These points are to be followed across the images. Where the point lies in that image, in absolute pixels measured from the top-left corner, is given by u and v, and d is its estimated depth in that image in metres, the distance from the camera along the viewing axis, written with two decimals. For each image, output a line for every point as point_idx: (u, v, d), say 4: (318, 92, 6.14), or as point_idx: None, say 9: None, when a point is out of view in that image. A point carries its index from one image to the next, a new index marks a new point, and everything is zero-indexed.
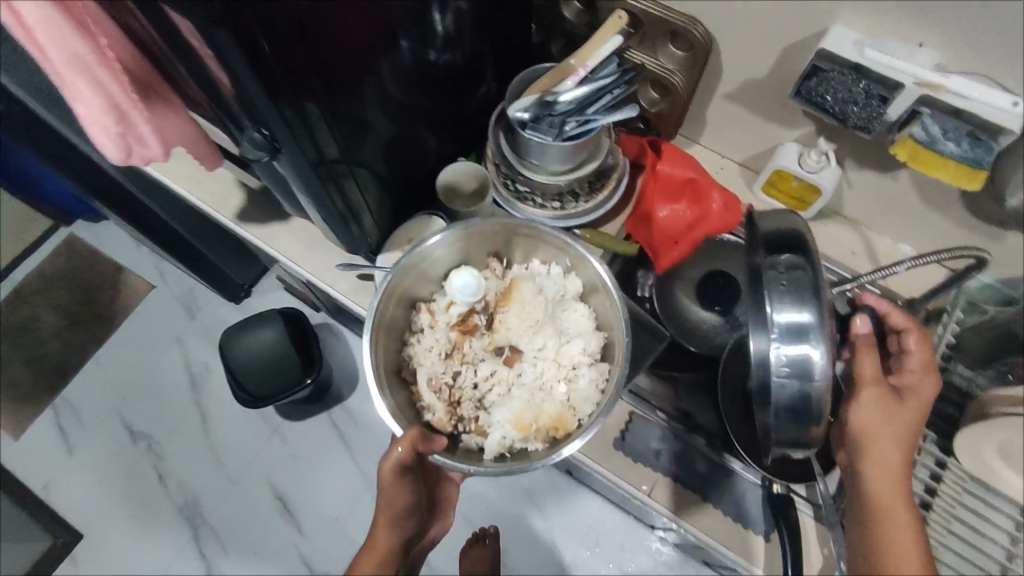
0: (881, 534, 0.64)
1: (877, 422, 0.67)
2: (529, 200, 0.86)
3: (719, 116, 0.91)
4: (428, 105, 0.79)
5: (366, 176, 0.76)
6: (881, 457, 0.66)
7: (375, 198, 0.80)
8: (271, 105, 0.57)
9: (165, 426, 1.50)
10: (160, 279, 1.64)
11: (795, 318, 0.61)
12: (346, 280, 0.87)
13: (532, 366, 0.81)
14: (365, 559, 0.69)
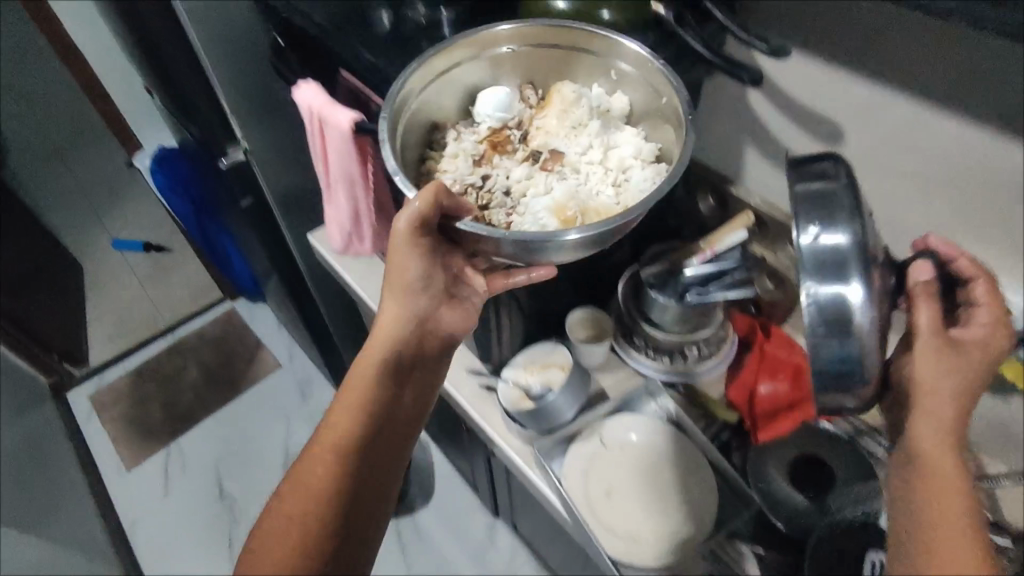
0: (925, 481, 0.49)
1: (929, 369, 0.51)
2: (642, 351, 0.96)
3: None
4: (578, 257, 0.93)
5: (519, 303, 0.90)
6: (920, 376, 0.52)
7: (515, 323, 0.93)
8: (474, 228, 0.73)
9: (251, 494, 1.61)
10: (288, 360, 1.86)
11: (829, 246, 0.54)
12: (469, 386, 0.98)
13: (579, 170, 0.75)
14: (375, 347, 0.68)
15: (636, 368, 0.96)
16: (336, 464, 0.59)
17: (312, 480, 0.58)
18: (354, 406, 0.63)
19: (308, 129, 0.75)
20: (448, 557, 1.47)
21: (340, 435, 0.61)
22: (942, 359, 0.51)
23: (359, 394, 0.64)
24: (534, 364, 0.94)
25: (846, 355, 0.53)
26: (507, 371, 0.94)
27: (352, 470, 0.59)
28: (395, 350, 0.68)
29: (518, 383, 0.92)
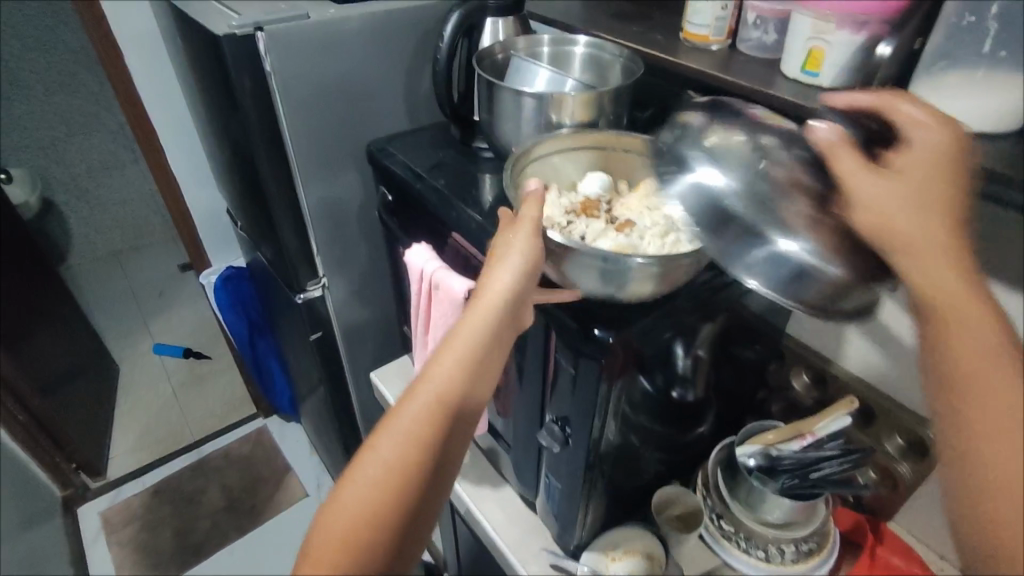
0: (955, 400, 0.38)
1: (890, 199, 0.41)
2: (733, 540, 0.86)
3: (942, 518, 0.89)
4: (667, 431, 0.87)
5: (608, 480, 0.82)
6: (925, 273, 0.40)
7: (600, 500, 0.84)
8: (589, 402, 0.68)
9: None
10: (316, 489, 1.76)
11: (710, 188, 0.49)
12: (538, 563, 0.88)
13: (646, 241, 0.62)
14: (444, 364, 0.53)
15: (725, 559, 0.86)
16: (383, 511, 0.47)
17: (349, 517, 0.46)
18: (408, 431, 0.50)
19: (415, 289, 0.75)
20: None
21: (390, 469, 0.48)
22: (886, 198, 0.41)
23: (418, 421, 0.50)
24: (615, 549, 0.86)
25: (781, 255, 0.46)
26: (586, 555, 0.86)
27: (397, 520, 0.47)
28: (466, 367, 0.53)
29: (598, 570, 0.83)
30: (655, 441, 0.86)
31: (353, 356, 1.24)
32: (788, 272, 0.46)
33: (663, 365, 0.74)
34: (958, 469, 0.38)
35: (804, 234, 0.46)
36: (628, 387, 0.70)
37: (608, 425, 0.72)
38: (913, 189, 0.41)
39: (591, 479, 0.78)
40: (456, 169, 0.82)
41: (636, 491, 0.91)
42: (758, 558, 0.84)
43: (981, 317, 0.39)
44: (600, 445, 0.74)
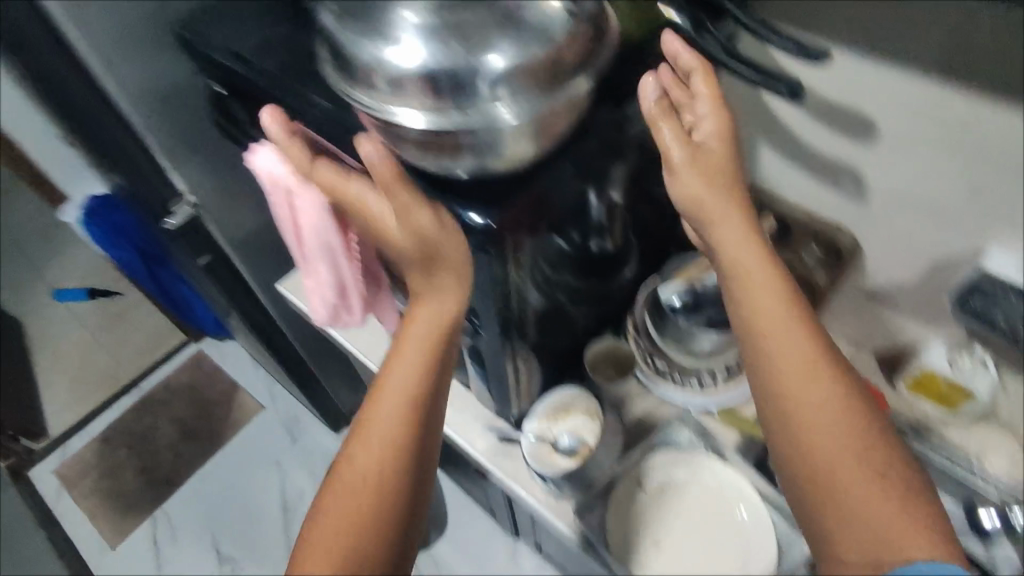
0: (775, 351, 0.53)
1: (697, 186, 0.58)
2: (669, 377, 0.87)
3: (859, 311, 0.97)
4: (591, 285, 0.83)
5: (534, 348, 0.80)
6: (721, 233, 0.58)
7: (530, 369, 0.82)
8: (487, 277, 0.62)
9: (253, 555, 1.52)
10: (270, 400, 1.75)
11: (408, 58, 0.46)
12: (484, 439, 0.89)
13: None
14: (406, 350, 0.56)
15: (662, 396, 0.88)
16: (376, 489, 0.52)
17: (352, 493, 0.52)
18: (388, 420, 0.54)
19: (271, 197, 0.65)
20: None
21: (375, 460, 0.53)
22: (700, 187, 0.58)
23: (392, 410, 0.54)
24: (556, 412, 0.85)
25: (500, 74, 0.46)
26: (530, 425, 0.85)
27: (392, 487, 0.52)
28: (428, 352, 0.56)
29: (542, 437, 0.84)
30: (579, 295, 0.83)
31: (255, 272, 1.14)
32: (518, 86, 0.47)
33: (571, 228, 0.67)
34: (773, 394, 0.53)
35: (460, 51, 0.45)
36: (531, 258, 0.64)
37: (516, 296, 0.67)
38: (732, 195, 0.59)
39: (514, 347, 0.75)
40: (288, 45, 0.68)
41: (570, 352, 0.90)
42: (689, 388, 0.86)
43: (751, 231, 0.57)
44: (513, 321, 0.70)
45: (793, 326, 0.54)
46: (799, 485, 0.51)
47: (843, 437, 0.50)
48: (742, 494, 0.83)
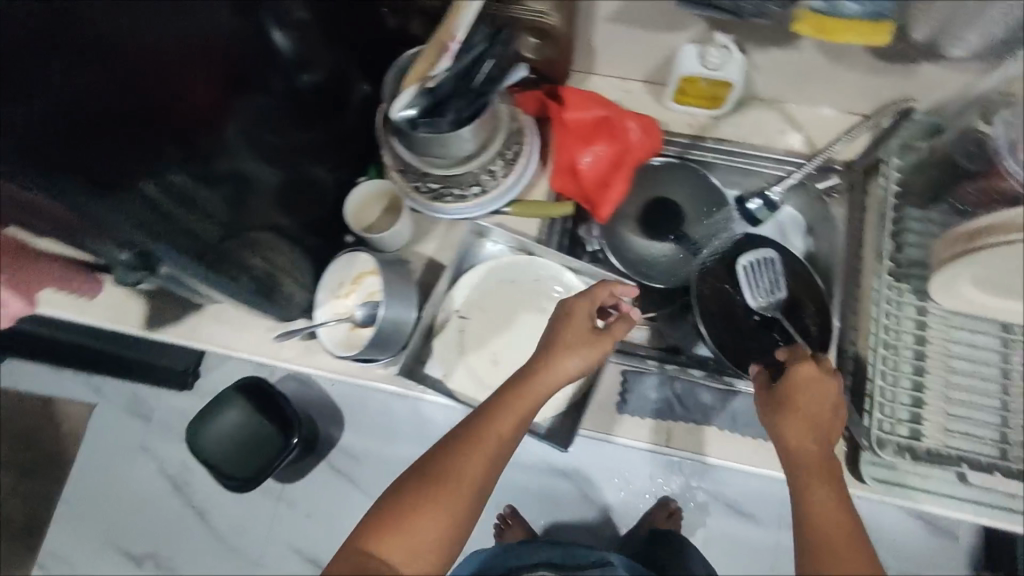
0: (794, 409, 0.64)
1: (807, 395, 0.64)
2: (448, 195, 0.81)
3: (606, 40, 0.82)
4: (304, 135, 0.78)
5: (268, 235, 0.74)
6: (805, 394, 0.64)
7: (282, 252, 0.76)
8: (125, 204, 0.54)
9: (168, 539, 1.44)
10: (96, 393, 1.52)
11: None
12: (288, 346, 0.79)
13: None
14: (499, 412, 0.64)
15: (448, 216, 0.82)
16: (465, 481, 0.62)
17: (433, 522, 0.61)
18: (484, 427, 0.64)
19: None
20: (622, 509, 1.15)
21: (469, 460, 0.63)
22: (818, 376, 0.64)
23: (477, 457, 0.63)
24: (342, 285, 0.76)
25: None
26: (320, 310, 0.76)
27: (459, 521, 0.61)
28: (518, 406, 0.65)
29: (340, 316, 0.76)
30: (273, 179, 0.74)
31: None
32: None
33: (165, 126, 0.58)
34: (795, 462, 0.63)
35: None
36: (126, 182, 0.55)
37: (158, 224, 0.58)
38: (826, 375, 0.64)
39: (233, 265, 0.68)
40: None
41: (326, 218, 0.84)
42: (476, 195, 0.81)
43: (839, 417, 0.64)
44: (203, 238, 0.63)
45: (827, 461, 0.62)
46: (810, 532, 0.59)
47: (834, 508, 0.60)
48: (554, 273, 0.81)
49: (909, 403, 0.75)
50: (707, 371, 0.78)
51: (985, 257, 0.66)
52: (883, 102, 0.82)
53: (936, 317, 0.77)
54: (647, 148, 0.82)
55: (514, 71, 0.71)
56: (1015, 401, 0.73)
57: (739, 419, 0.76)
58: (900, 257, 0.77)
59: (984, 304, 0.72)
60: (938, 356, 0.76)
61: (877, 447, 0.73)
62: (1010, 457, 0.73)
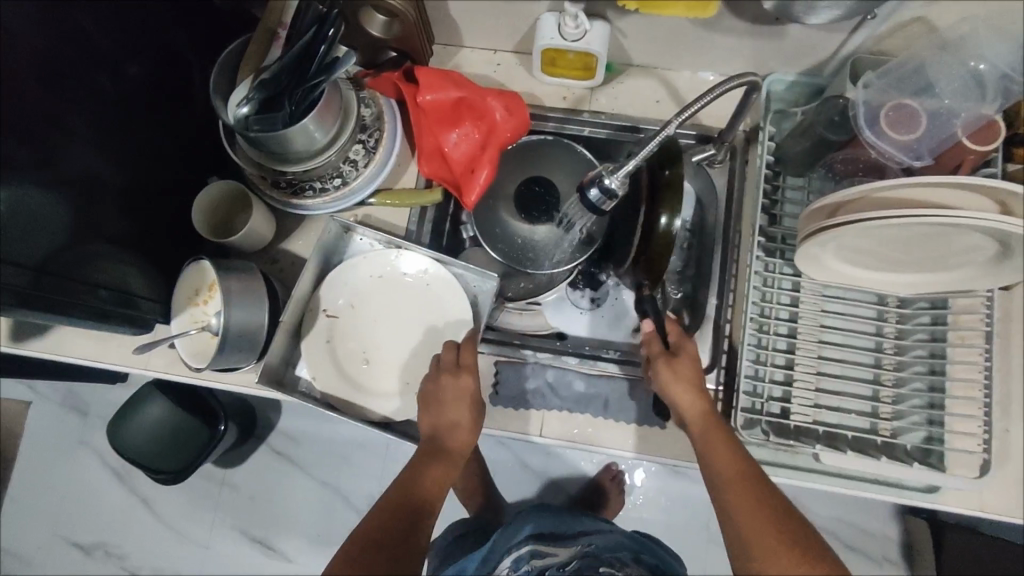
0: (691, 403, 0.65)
1: (691, 373, 0.67)
2: (308, 189, 0.77)
3: (463, 13, 0.77)
4: (148, 129, 0.75)
5: (116, 246, 0.72)
6: (685, 372, 0.67)
7: (131, 261, 0.74)
8: None
9: (116, 528, 1.46)
10: (32, 391, 1.53)
11: None
12: (154, 355, 0.77)
13: None
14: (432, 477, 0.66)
15: (314, 211, 0.79)
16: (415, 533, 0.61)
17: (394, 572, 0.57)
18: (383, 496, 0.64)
19: None
20: (555, 471, 1.35)
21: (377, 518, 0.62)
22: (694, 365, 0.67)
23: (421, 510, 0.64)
24: (199, 292, 0.73)
25: None
26: (177, 319, 0.74)
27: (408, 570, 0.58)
28: (436, 468, 0.67)
29: (198, 325, 0.73)
30: (115, 189, 0.71)
31: None
32: None
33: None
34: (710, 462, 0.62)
35: None
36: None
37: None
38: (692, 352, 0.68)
39: (75, 289, 0.67)
40: None
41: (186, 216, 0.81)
42: (337, 188, 0.77)
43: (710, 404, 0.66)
44: (38, 259, 0.62)
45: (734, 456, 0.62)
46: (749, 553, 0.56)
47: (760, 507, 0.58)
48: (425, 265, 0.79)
49: (781, 380, 0.73)
50: (581, 358, 0.79)
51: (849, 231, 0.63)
52: (758, 66, 0.78)
53: (809, 290, 0.74)
54: (515, 126, 0.78)
55: (343, 61, 0.65)
56: (884, 372, 0.72)
57: (611, 405, 0.76)
58: (773, 230, 0.75)
59: (852, 276, 0.70)
60: (810, 330, 0.73)
61: (746, 429, 0.70)
62: (880, 430, 0.71)
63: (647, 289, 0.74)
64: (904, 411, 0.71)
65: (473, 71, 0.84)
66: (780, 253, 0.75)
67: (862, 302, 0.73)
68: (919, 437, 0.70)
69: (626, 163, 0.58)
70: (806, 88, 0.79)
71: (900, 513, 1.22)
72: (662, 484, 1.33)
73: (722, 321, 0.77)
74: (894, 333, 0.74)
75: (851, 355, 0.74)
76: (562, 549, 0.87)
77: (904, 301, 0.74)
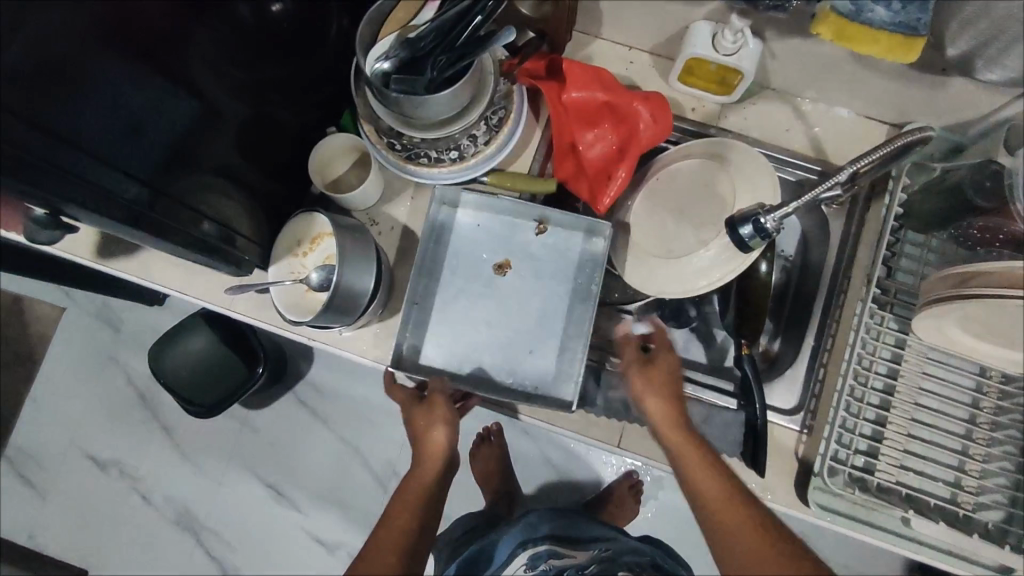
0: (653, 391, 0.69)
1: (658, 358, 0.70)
2: (422, 158, 0.75)
3: (615, 5, 0.75)
4: (278, 71, 0.74)
5: (225, 183, 0.69)
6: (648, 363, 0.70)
7: (240, 203, 0.72)
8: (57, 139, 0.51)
9: (132, 448, 1.46)
10: (69, 297, 1.52)
11: None
12: (241, 298, 0.76)
13: None
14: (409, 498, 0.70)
15: (421, 179, 0.75)
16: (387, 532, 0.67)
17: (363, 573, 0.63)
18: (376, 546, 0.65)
19: None
20: (577, 472, 1.35)
21: (383, 568, 0.63)
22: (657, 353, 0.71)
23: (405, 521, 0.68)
24: (303, 243, 0.73)
25: None
26: (276, 268, 0.73)
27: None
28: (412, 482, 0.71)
29: (296, 276, 0.73)
30: (235, 123, 0.69)
31: None
32: None
33: (105, 54, 0.53)
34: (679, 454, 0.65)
35: None
36: (64, 121, 0.51)
37: (91, 170, 0.53)
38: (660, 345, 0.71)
39: (184, 218, 0.63)
40: None
41: (293, 163, 0.80)
42: (453, 161, 0.75)
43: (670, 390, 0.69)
44: (148, 180, 0.59)
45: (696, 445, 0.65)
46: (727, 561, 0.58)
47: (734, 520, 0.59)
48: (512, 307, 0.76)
49: (870, 436, 0.72)
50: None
51: (986, 303, 0.61)
52: (901, 112, 0.76)
53: (913, 350, 0.73)
54: (654, 137, 0.76)
55: (502, 36, 0.63)
56: (975, 446, 0.71)
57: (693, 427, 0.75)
58: (887, 283, 0.73)
59: (968, 344, 0.68)
60: (907, 391, 0.72)
61: (829, 476, 0.69)
62: (960, 503, 0.70)
63: (746, 346, 0.72)
64: (991, 488, 0.69)
65: (606, 66, 0.82)
66: (890, 307, 0.74)
67: (964, 371, 0.72)
68: (998, 515, 0.69)
69: (785, 207, 0.59)
70: (943, 144, 0.77)
71: (911, 572, 1.21)
72: (678, 503, 1.31)
73: (816, 367, 0.76)
74: (990, 408, 0.72)
75: (942, 421, 0.73)
76: (580, 552, 0.87)
77: (1006, 377, 0.72)
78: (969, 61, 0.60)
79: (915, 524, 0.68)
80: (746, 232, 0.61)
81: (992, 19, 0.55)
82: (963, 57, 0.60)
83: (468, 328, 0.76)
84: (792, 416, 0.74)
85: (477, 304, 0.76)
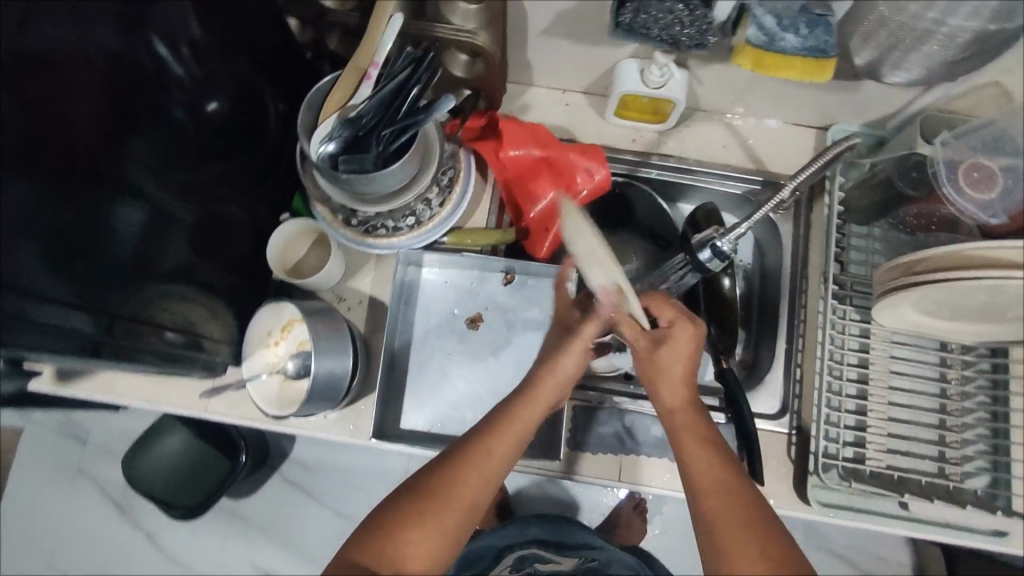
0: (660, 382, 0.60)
1: (675, 344, 0.59)
2: (380, 229, 0.75)
3: (543, 55, 0.78)
4: (222, 166, 0.73)
5: (183, 287, 0.67)
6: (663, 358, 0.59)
7: (200, 304, 0.70)
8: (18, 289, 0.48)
9: (115, 563, 1.38)
10: (25, 416, 1.44)
11: None
12: (217, 399, 0.74)
13: None
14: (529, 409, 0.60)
15: (381, 250, 0.76)
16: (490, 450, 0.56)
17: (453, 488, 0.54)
18: (471, 464, 0.56)
19: None
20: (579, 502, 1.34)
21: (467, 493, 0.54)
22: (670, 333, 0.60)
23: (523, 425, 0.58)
24: (272, 334, 0.72)
25: None
26: (248, 363, 0.72)
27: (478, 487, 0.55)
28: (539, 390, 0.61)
29: (270, 369, 0.71)
30: (184, 225, 0.68)
31: None
32: None
33: (55, 189, 0.51)
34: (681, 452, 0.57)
35: None
36: (24, 268, 0.49)
37: (41, 310, 0.50)
38: (681, 326, 0.60)
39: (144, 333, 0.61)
40: None
41: (249, 253, 0.79)
42: (411, 227, 0.75)
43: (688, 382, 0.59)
44: (104, 304, 0.57)
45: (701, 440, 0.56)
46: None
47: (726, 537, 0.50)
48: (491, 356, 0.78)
49: (855, 426, 0.75)
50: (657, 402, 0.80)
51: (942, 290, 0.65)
52: (823, 116, 0.81)
53: (877, 336, 0.76)
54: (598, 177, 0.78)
55: (441, 103, 0.64)
56: (951, 418, 0.74)
57: None
58: (844, 278, 0.76)
59: (926, 323, 0.72)
60: (879, 376, 0.76)
61: (824, 472, 0.72)
62: (948, 475, 0.73)
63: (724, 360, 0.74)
64: (972, 456, 0.73)
65: (543, 111, 0.84)
66: (850, 299, 0.77)
67: (926, 348, 0.76)
68: (984, 481, 0.73)
69: (737, 228, 0.62)
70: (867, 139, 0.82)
71: None
72: (682, 514, 1.31)
73: (792, 367, 0.78)
74: (956, 379, 0.76)
75: (917, 398, 0.76)
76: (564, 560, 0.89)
77: (964, 348, 0.77)
78: (876, 67, 0.65)
79: (914, 505, 0.71)
80: (705, 256, 0.64)
81: (889, 29, 0.59)
82: (870, 64, 0.64)
83: (446, 385, 0.77)
84: (779, 419, 0.76)
85: (455, 360, 0.78)
